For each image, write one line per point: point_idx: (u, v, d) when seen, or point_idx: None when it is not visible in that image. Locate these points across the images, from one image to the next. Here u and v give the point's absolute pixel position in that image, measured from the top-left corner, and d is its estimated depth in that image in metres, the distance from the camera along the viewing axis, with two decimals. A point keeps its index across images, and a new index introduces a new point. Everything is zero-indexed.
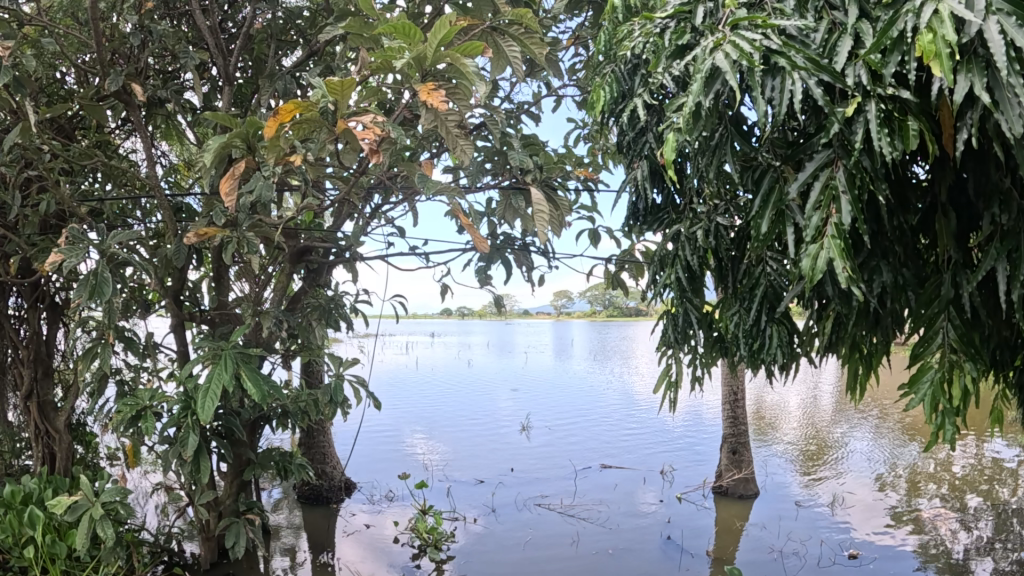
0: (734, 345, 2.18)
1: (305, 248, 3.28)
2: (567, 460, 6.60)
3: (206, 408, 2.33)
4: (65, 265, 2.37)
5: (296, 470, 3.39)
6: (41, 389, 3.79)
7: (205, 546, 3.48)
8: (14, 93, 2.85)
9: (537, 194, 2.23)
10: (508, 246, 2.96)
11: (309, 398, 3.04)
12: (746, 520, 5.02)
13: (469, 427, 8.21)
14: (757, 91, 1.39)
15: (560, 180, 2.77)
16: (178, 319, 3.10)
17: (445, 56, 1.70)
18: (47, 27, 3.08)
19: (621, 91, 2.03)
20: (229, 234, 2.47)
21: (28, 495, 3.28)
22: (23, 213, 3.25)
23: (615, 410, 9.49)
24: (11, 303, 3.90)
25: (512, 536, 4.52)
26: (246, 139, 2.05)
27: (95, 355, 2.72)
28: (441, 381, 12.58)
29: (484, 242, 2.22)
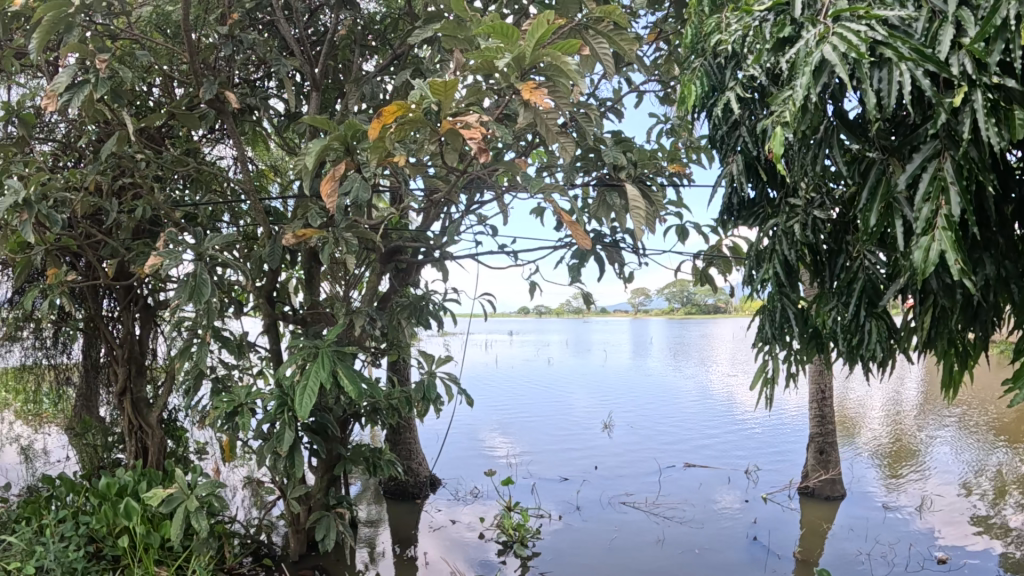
0: (832, 340, 2.14)
1: (396, 248, 3.37)
2: (651, 459, 6.54)
3: (304, 404, 2.40)
4: (163, 268, 2.48)
5: (386, 466, 3.48)
6: (135, 386, 3.97)
7: (295, 538, 3.63)
8: (110, 104, 3.01)
9: (633, 191, 2.28)
10: (598, 243, 2.98)
11: (401, 395, 3.11)
12: (833, 522, 4.87)
13: (547, 425, 8.25)
14: (866, 84, 1.36)
15: (652, 175, 2.80)
16: (271, 319, 3.21)
17: (546, 55, 1.74)
18: (139, 41, 3.24)
19: (713, 84, 2.03)
20: (327, 235, 2.54)
21: (122, 487, 3.48)
22: (119, 219, 3.41)
23: (692, 409, 9.37)
24: (107, 305, 4.11)
25: (594, 535, 4.50)
26: (344, 141, 2.11)
27: (192, 352, 2.84)
28: (517, 379, 12.67)
29: (587, 239, 2.26)
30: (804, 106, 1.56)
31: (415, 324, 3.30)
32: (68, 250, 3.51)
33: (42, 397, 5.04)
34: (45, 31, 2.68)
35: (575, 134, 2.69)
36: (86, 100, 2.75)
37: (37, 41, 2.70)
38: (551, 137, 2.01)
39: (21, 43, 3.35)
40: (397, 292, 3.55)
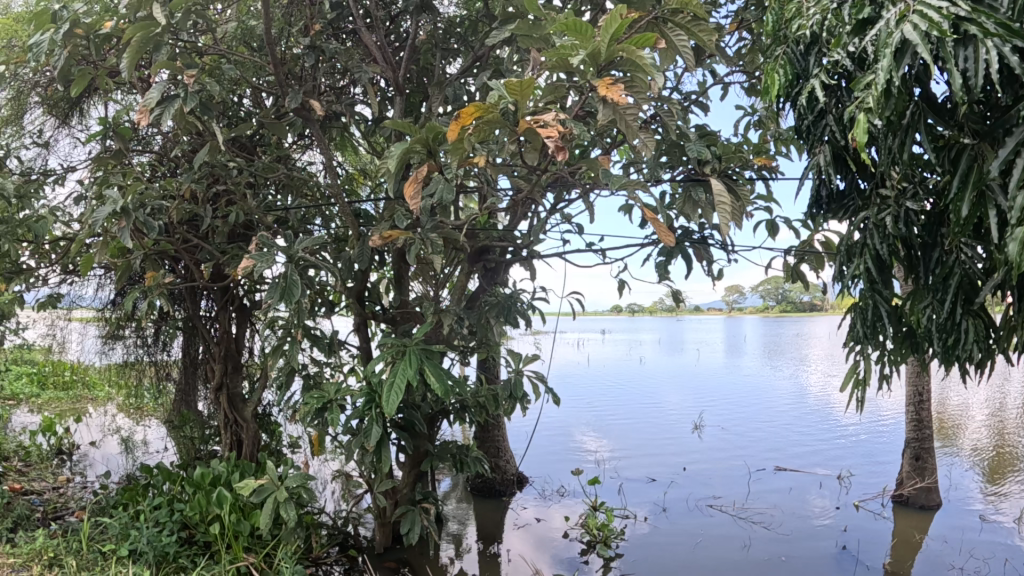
0: (929, 340, 2.05)
1: (483, 248, 3.46)
2: (739, 461, 6.40)
3: (391, 401, 2.46)
4: (255, 270, 2.58)
5: (473, 463, 3.56)
6: (231, 382, 4.17)
7: (381, 531, 3.74)
8: (201, 115, 3.15)
9: (718, 186, 2.26)
10: (687, 240, 2.99)
11: (489, 393, 3.22)
12: (926, 534, 4.65)
13: (632, 423, 8.19)
14: (950, 62, 1.38)
15: (738, 169, 2.81)
16: (361, 318, 3.38)
17: (619, 50, 1.75)
18: (226, 55, 3.38)
19: (796, 72, 2.01)
20: (413, 236, 2.61)
21: (216, 477, 3.65)
22: (215, 224, 3.59)
23: (780, 410, 9.11)
24: (205, 305, 4.32)
25: (680, 537, 4.44)
26: (426, 144, 2.14)
27: (284, 351, 2.96)
28: (598, 377, 12.62)
29: (671, 234, 2.18)
30: (888, 92, 1.57)
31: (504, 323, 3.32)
32: (167, 253, 3.71)
33: (145, 392, 5.34)
34: (134, 51, 2.86)
35: (658, 131, 2.75)
36: (177, 114, 2.89)
37: (127, 61, 2.86)
38: (632, 134, 1.95)
39: (117, 63, 3.55)
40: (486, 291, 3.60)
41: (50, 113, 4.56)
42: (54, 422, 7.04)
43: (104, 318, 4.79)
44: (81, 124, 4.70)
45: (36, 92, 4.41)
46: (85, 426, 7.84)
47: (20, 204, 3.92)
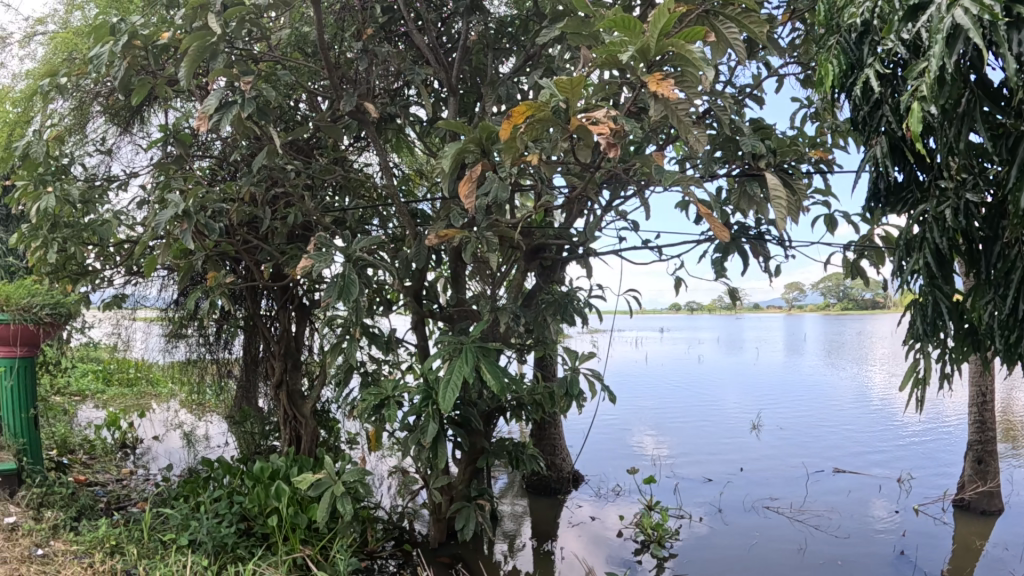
0: (991, 338, 2.11)
1: (539, 246, 3.50)
2: (797, 463, 6.28)
3: (447, 397, 2.54)
4: (314, 270, 2.65)
5: (529, 461, 3.61)
6: (291, 379, 4.29)
7: (436, 527, 3.81)
8: (258, 120, 3.25)
9: (773, 180, 2.22)
10: (743, 236, 2.96)
11: (545, 391, 3.28)
12: (988, 540, 4.51)
13: (688, 423, 8.11)
14: (1005, 43, 1.54)
15: (793, 164, 2.77)
16: (419, 316, 3.51)
17: (668, 46, 1.79)
18: (281, 61, 3.48)
19: (850, 64, 2.13)
20: (469, 234, 2.69)
21: (275, 472, 3.77)
22: (275, 225, 3.71)
23: (839, 411, 8.89)
24: (266, 305, 4.45)
25: (736, 538, 4.39)
26: (480, 144, 2.26)
27: (341, 349, 3.04)
28: (651, 377, 12.53)
29: (726, 230, 2.15)
30: (945, 79, 1.74)
31: (560, 320, 3.38)
32: (228, 254, 3.82)
33: (207, 389, 5.52)
34: (191, 60, 2.97)
35: (713, 127, 2.75)
36: (235, 119, 2.98)
37: (185, 70, 2.97)
38: (686, 130, 1.96)
39: (175, 73, 3.69)
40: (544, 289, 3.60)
41: (113, 122, 4.74)
42: (120, 417, 7.34)
43: (167, 317, 4.97)
44: (142, 132, 4.90)
45: (99, 102, 4.59)
46: (149, 421, 8.14)
47: (87, 208, 4.10)
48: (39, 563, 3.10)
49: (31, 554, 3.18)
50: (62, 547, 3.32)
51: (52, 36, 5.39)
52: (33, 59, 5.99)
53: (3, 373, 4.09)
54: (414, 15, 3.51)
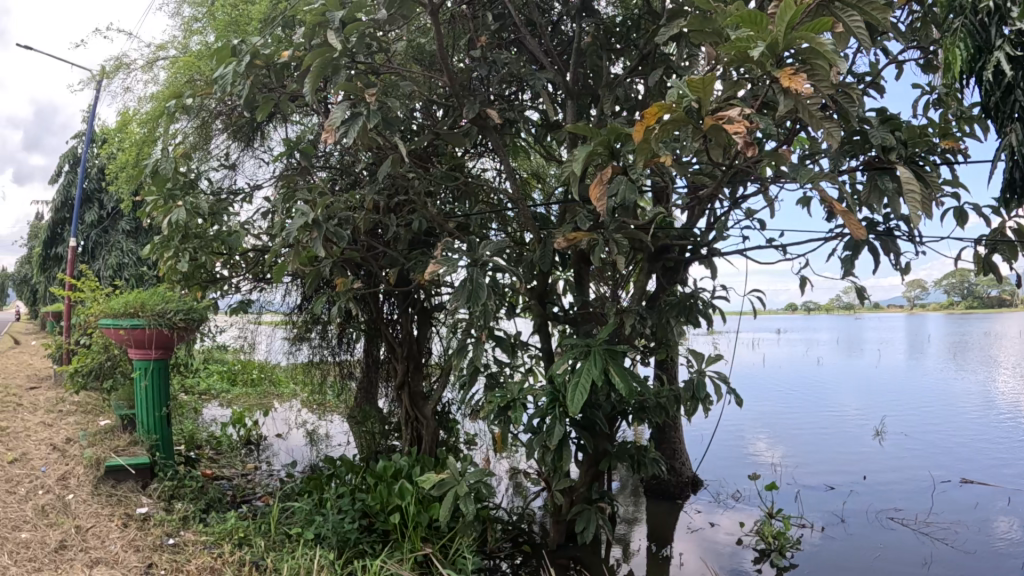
0: None
1: (662, 249, 3.69)
2: (923, 471, 5.97)
3: (576, 400, 2.76)
4: (442, 274, 2.79)
5: (651, 465, 3.66)
6: (412, 381, 4.61)
7: (556, 528, 3.99)
8: (382, 132, 3.43)
9: (907, 175, 2.16)
10: (872, 232, 2.89)
11: (670, 392, 3.47)
12: None
13: (804, 428, 7.87)
14: None
15: (923, 156, 2.66)
16: (542, 319, 3.78)
17: (796, 37, 1.88)
18: (399, 72, 3.66)
19: (975, 48, 2.18)
20: (598, 236, 3.05)
21: (398, 470, 4.01)
22: (399, 233, 3.96)
23: (972, 417, 8.35)
24: (390, 309, 4.79)
25: (856, 550, 4.22)
26: (608, 146, 2.49)
27: (467, 352, 3.29)
28: (763, 379, 12.17)
29: (863, 229, 2.28)
30: None
31: (685, 322, 3.65)
32: (352, 262, 4.05)
33: (328, 389, 5.84)
34: (315, 75, 3.21)
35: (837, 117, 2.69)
36: (361, 131, 3.15)
37: (308, 83, 3.19)
38: (816, 124, 2.01)
39: (297, 88, 3.90)
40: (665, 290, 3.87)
41: (236, 139, 5.11)
42: (246, 416, 7.86)
43: (291, 321, 5.39)
44: (263, 146, 5.21)
45: (222, 120, 4.94)
46: (271, 420, 8.68)
47: (215, 221, 4.44)
48: (169, 551, 3.45)
49: (163, 543, 3.55)
50: (192, 538, 3.64)
51: (180, 59, 5.83)
52: (159, 82, 6.52)
53: (142, 374, 4.68)
54: (520, 20, 3.62)
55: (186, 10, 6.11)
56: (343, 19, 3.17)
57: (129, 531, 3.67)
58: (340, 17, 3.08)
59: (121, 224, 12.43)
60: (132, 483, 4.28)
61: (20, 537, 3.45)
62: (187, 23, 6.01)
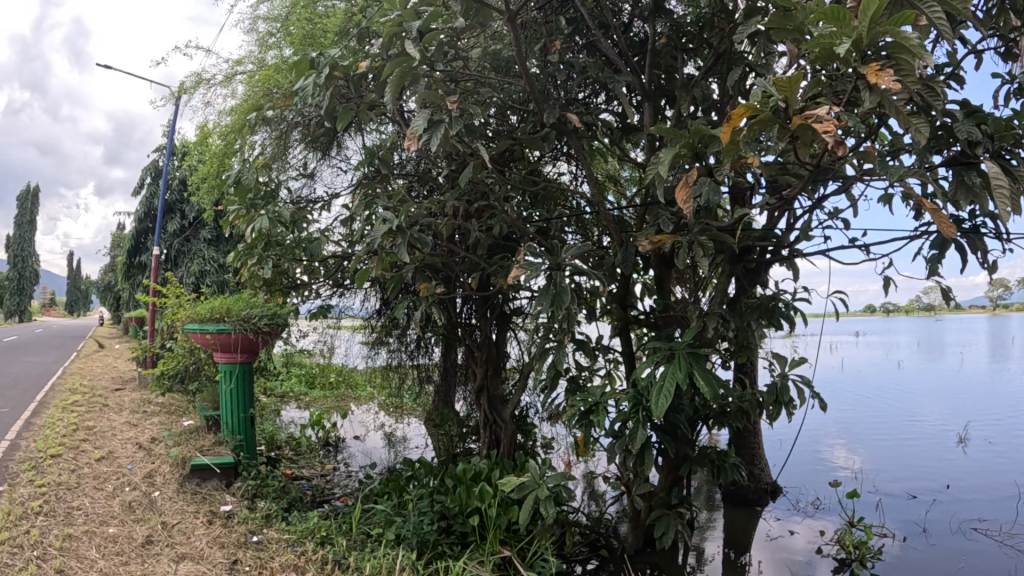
0: None
1: (742, 251, 3.74)
2: (1014, 479, 5.76)
3: (661, 405, 2.88)
4: (528, 280, 3.11)
5: (731, 470, 3.70)
6: (491, 385, 4.76)
7: (635, 533, 4.05)
8: (468, 140, 3.59)
9: (995, 168, 2.23)
10: (957, 230, 2.86)
11: (753, 398, 3.53)
12: None
13: (885, 433, 7.68)
14: None
15: (1009, 150, 2.59)
16: (624, 322, 4.01)
17: (879, 33, 2.08)
18: (478, 81, 3.81)
19: None
20: (683, 238, 3.27)
21: (477, 473, 4.23)
22: (480, 239, 4.13)
23: None
24: (469, 313, 4.97)
25: (939, 561, 4.13)
26: (692, 148, 2.89)
27: (549, 356, 3.58)
28: (841, 383, 11.87)
29: (953, 226, 2.33)
30: None
31: (766, 324, 3.69)
32: (432, 267, 4.19)
33: (405, 392, 6.03)
34: (395, 85, 3.37)
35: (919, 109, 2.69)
36: (443, 137, 3.28)
37: (390, 93, 3.38)
38: (903, 117, 2.27)
39: (376, 98, 4.07)
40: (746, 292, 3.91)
41: (314, 149, 5.38)
42: (325, 417, 8.18)
43: (370, 325, 5.61)
44: (340, 155, 5.47)
45: (299, 131, 5.21)
46: (349, 423, 9.00)
47: (296, 229, 4.67)
48: (254, 548, 3.66)
49: (247, 540, 3.79)
50: (275, 536, 3.86)
51: (259, 74, 6.14)
52: (237, 96, 6.88)
53: (228, 378, 4.97)
54: (591, 23, 3.76)
55: (260, 25, 6.43)
56: (420, 29, 3.31)
57: (214, 528, 3.91)
58: (419, 27, 3.25)
59: (203, 234, 13.09)
60: (217, 481, 4.58)
61: (109, 532, 3.77)
62: (263, 39, 6.33)
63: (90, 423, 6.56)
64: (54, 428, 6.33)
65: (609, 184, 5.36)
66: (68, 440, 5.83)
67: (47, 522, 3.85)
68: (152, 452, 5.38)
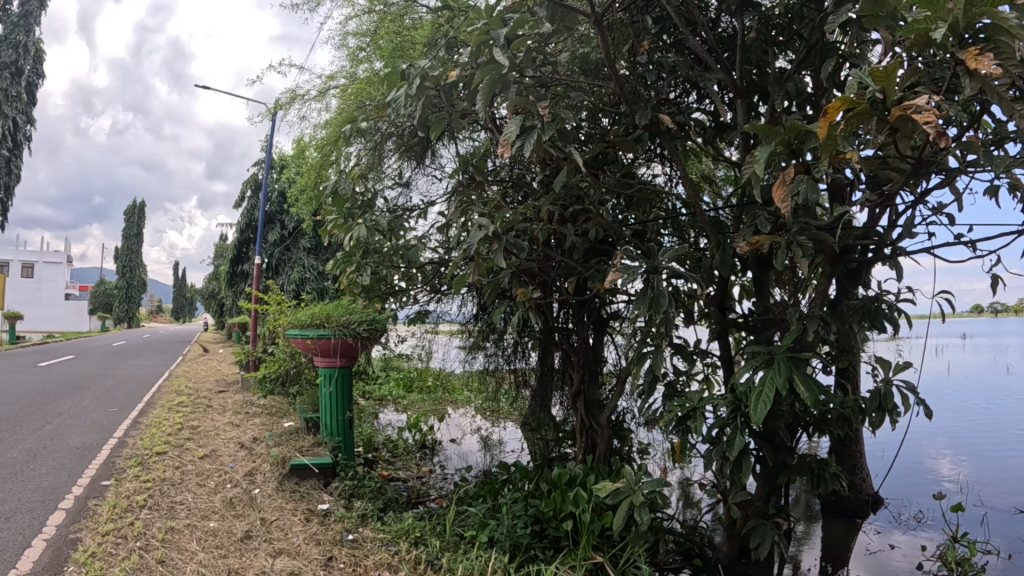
0: None
1: (843, 249, 3.58)
2: None
3: (759, 411, 2.89)
4: (626, 284, 3.18)
5: (831, 480, 3.59)
6: (589, 390, 4.90)
7: (729, 543, 4.04)
8: (563, 145, 3.65)
9: None
10: None
11: (855, 405, 3.40)
12: None
13: (1004, 442, 7.20)
14: None
15: None
16: (723, 325, 3.95)
17: (974, 16, 2.10)
18: (568, 84, 3.84)
19: None
20: (782, 239, 3.22)
21: (573, 478, 4.23)
22: (578, 243, 4.22)
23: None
24: (568, 319, 5.11)
25: None
26: (788, 145, 2.87)
27: (646, 360, 3.63)
28: (955, 389, 11.18)
29: None
30: None
31: (868, 327, 3.53)
32: (531, 273, 4.43)
33: (501, 397, 6.15)
34: (486, 92, 3.40)
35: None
36: (536, 143, 3.34)
37: (480, 100, 3.43)
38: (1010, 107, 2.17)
39: (467, 106, 4.12)
40: (847, 294, 3.76)
41: (409, 158, 5.53)
42: (421, 420, 8.39)
43: (467, 330, 5.75)
44: (433, 163, 5.59)
45: (394, 142, 5.37)
46: (445, 426, 9.20)
47: (392, 236, 4.80)
48: (349, 547, 3.76)
49: (343, 539, 3.88)
50: (370, 535, 3.96)
51: (353, 87, 6.37)
52: (330, 109, 7.13)
53: (327, 380, 5.09)
54: (679, 20, 3.72)
55: (349, 40, 6.64)
56: (508, 36, 3.39)
57: (312, 525, 4.04)
58: (505, 35, 3.35)
59: (303, 242, 13.69)
60: (314, 481, 4.73)
61: (210, 526, 3.94)
62: (353, 53, 6.53)
63: (194, 423, 6.92)
64: (158, 428, 6.72)
65: (704, 184, 5.32)
66: (172, 438, 6.16)
67: (151, 515, 4.11)
68: (252, 451, 5.64)
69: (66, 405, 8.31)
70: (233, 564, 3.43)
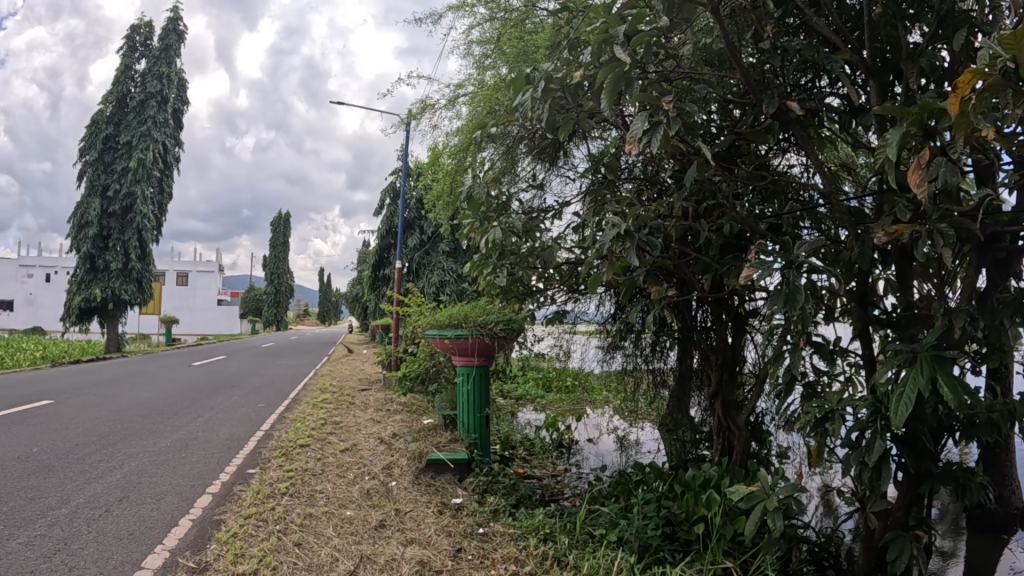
0: None
1: (992, 236, 3.30)
2: None
3: (901, 413, 2.72)
4: (762, 281, 3.13)
5: (979, 490, 3.30)
6: (728, 390, 4.77)
7: (867, 554, 3.84)
8: (688, 138, 3.62)
9: None
10: None
11: (1004, 408, 3.10)
12: None
13: None
14: None
15: None
16: (864, 323, 3.66)
17: None
18: (692, 76, 3.81)
19: None
20: (921, 228, 3.02)
21: (707, 480, 4.15)
22: (712, 239, 4.15)
23: None
24: (707, 318, 5.02)
25: None
26: (922, 126, 2.68)
27: (784, 359, 3.53)
28: None
29: None
30: None
31: (1021, 323, 3.12)
32: (664, 271, 4.43)
33: (640, 397, 6.15)
34: (611, 89, 3.47)
35: None
36: (663, 139, 3.33)
37: (606, 98, 3.50)
38: None
39: (592, 105, 4.19)
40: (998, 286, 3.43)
41: (543, 160, 5.61)
42: (558, 421, 8.48)
43: (605, 330, 5.77)
44: (566, 164, 5.65)
45: (524, 145, 5.51)
46: (582, 426, 9.23)
47: (529, 237, 4.89)
48: (478, 540, 3.91)
49: (473, 531, 4.04)
50: (500, 530, 4.10)
51: (481, 95, 6.58)
52: (462, 116, 7.40)
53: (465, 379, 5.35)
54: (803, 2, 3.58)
55: (475, 48, 6.86)
56: (626, 33, 3.41)
57: (444, 518, 4.22)
58: (624, 31, 3.37)
59: (441, 247, 14.21)
60: (450, 475, 4.95)
61: (346, 515, 4.24)
62: (480, 61, 6.73)
63: (337, 419, 7.44)
64: (304, 422, 7.28)
65: (843, 173, 5.05)
66: (316, 432, 6.68)
67: (290, 501, 4.50)
68: (391, 445, 5.99)
69: (219, 400, 9.20)
70: (365, 550, 3.67)
